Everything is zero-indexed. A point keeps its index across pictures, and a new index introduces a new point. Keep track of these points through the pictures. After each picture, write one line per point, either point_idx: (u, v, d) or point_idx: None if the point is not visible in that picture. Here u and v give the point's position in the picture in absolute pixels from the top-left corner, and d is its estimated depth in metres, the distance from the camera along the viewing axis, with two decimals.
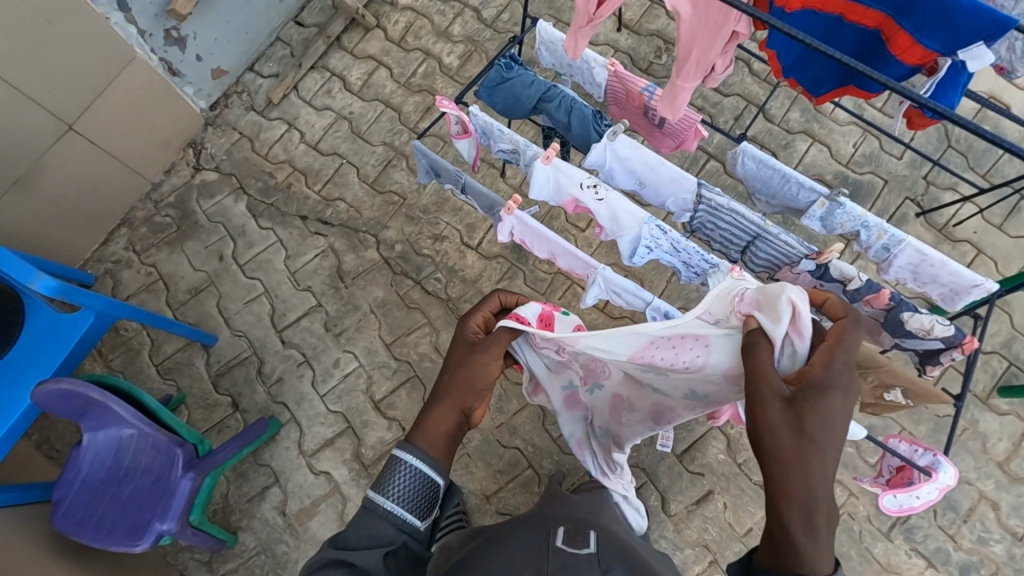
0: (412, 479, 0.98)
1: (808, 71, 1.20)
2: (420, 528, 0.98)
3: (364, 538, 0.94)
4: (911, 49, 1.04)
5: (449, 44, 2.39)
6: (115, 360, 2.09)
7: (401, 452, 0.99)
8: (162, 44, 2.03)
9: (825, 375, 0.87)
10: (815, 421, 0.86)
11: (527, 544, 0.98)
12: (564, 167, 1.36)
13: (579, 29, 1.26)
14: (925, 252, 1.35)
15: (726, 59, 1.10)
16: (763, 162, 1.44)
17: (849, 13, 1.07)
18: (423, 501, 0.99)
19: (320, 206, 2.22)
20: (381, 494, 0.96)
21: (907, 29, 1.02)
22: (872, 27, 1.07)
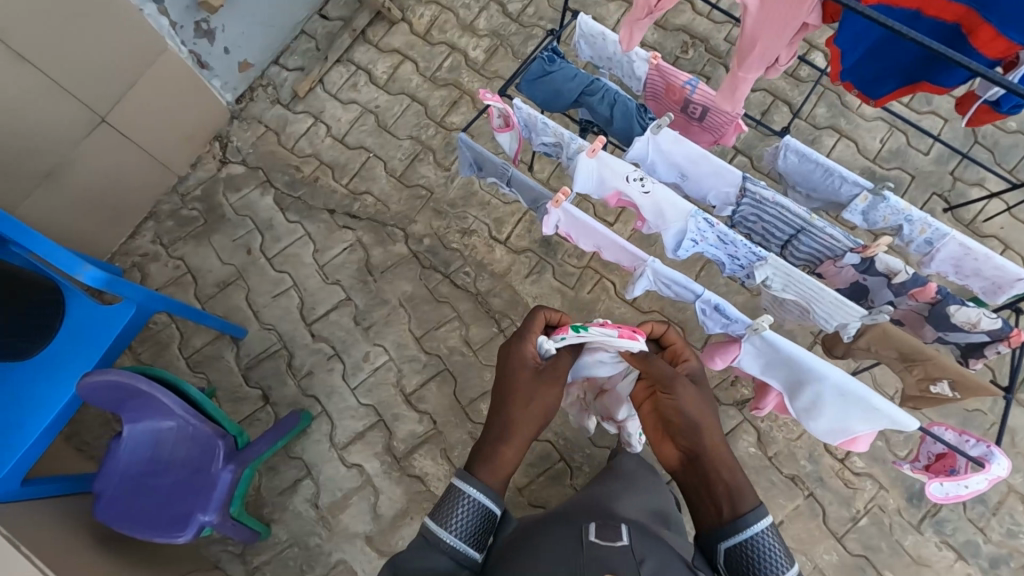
0: (473, 512, 1.03)
1: (872, 71, 1.19)
2: (476, 559, 1.02)
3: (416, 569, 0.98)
4: (993, 42, 1.04)
5: (474, 37, 2.39)
6: (143, 353, 2.08)
7: (461, 483, 1.04)
8: (192, 36, 2.02)
9: (695, 362, 1.22)
10: (703, 392, 1.16)
11: (562, 540, 0.99)
12: (609, 160, 1.37)
13: (637, 21, 1.22)
14: (968, 246, 1.36)
15: (790, 52, 1.10)
16: (805, 156, 1.45)
17: (926, 8, 1.06)
18: (480, 534, 1.03)
19: (347, 199, 2.22)
20: (440, 524, 1.01)
21: (990, 20, 1.02)
22: (951, 21, 1.06)
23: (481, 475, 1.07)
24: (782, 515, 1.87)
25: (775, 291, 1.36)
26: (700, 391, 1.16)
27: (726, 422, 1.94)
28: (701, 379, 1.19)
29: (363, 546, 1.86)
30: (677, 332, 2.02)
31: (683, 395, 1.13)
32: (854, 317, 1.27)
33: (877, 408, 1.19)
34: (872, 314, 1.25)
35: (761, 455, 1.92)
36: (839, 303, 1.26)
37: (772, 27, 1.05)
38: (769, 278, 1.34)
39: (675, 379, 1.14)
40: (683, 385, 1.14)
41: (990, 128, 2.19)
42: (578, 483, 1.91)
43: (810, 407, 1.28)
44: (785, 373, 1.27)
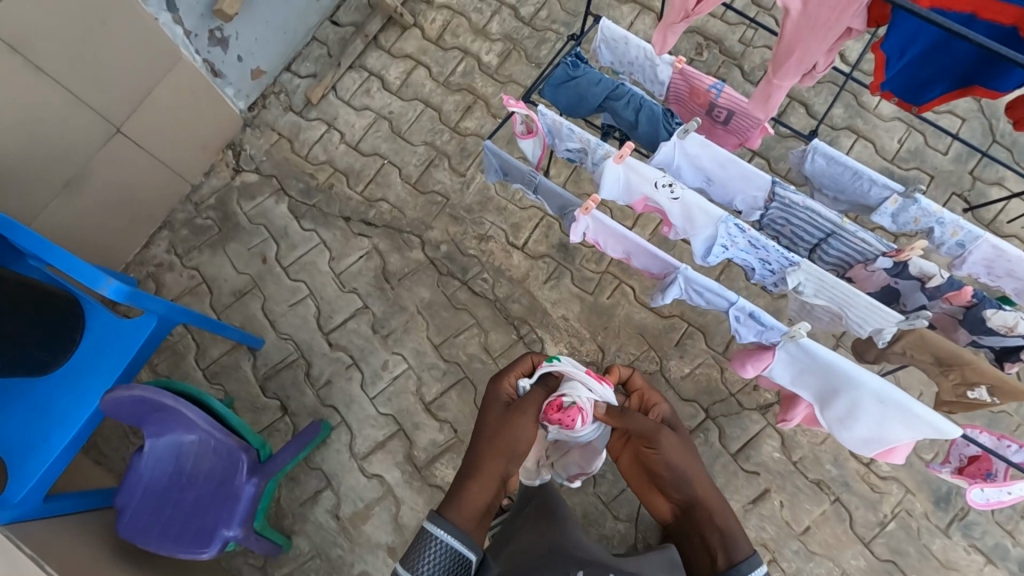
0: (445, 557, 1.01)
1: (920, 74, 1.18)
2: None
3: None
4: None
5: (487, 42, 2.37)
6: (160, 364, 2.07)
7: (430, 526, 1.02)
8: (206, 45, 2.00)
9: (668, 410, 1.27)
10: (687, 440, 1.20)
11: None
12: (637, 165, 1.36)
13: (672, 24, 1.22)
14: (1002, 248, 1.35)
15: (829, 59, 1.07)
16: (834, 159, 1.43)
17: (981, 11, 1.02)
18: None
19: (363, 206, 2.21)
20: (410, 570, 1.00)
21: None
22: (1007, 24, 1.03)
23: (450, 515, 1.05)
24: (808, 520, 1.85)
25: (807, 296, 1.34)
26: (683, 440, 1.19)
27: (750, 427, 1.93)
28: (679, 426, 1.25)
29: (386, 557, 1.84)
30: (698, 336, 2.00)
31: (668, 445, 1.15)
32: (890, 323, 1.25)
33: (918, 417, 1.17)
34: (908, 319, 1.23)
35: (786, 460, 1.90)
36: (875, 309, 1.25)
37: (809, 32, 1.02)
38: (801, 284, 1.32)
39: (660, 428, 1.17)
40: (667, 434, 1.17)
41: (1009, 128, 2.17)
42: (601, 490, 1.90)
43: (846, 416, 1.26)
44: (821, 381, 1.25)
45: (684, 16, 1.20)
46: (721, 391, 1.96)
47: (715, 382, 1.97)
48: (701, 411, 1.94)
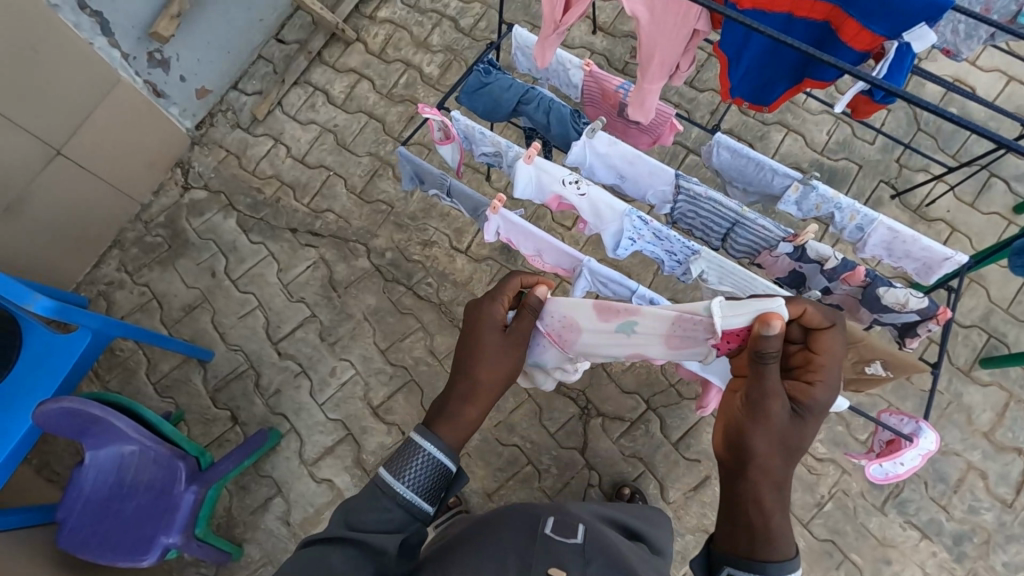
0: (427, 469, 1.03)
1: (762, 75, 1.20)
2: (428, 513, 1.04)
3: (377, 522, 0.99)
4: (859, 36, 1.01)
5: (429, 53, 2.44)
6: (111, 381, 2.10)
7: (419, 438, 1.05)
8: (146, 66, 2.07)
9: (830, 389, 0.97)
10: (805, 430, 0.96)
11: (515, 532, 0.99)
12: (546, 165, 1.41)
13: (545, 39, 1.27)
14: (896, 230, 1.40)
15: (688, 59, 1.16)
16: (738, 152, 1.49)
17: (796, 10, 1.04)
18: (435, 488, 1.05)
19: (309, 218, 2.25)
20: (395, 477, 1.02)
21: (855, 16, 0.99)
22: (820, 19, 1.04)
23: (444, 435, 1.07)
24: None
25: (712, 284, 1.40)
26: (799, 426, 0.95)
27: (689, 417, 1.97)
28: (815, 416, 0.97)
29: None
30: None
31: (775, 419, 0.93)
32: None
33: None
34: None
35: None
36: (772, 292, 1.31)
37: (664, 35, 1.11)
38: (705, 271, 1.38)
39: (775, 398, 0.93)
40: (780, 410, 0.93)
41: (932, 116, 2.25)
42: (546, 485, 1.94)
43: None
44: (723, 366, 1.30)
45: (557, 31, 1.26)
46: (661, 382, 2.00)
47: (655, 374, 2.02)
48: (642, 402, 1.99)
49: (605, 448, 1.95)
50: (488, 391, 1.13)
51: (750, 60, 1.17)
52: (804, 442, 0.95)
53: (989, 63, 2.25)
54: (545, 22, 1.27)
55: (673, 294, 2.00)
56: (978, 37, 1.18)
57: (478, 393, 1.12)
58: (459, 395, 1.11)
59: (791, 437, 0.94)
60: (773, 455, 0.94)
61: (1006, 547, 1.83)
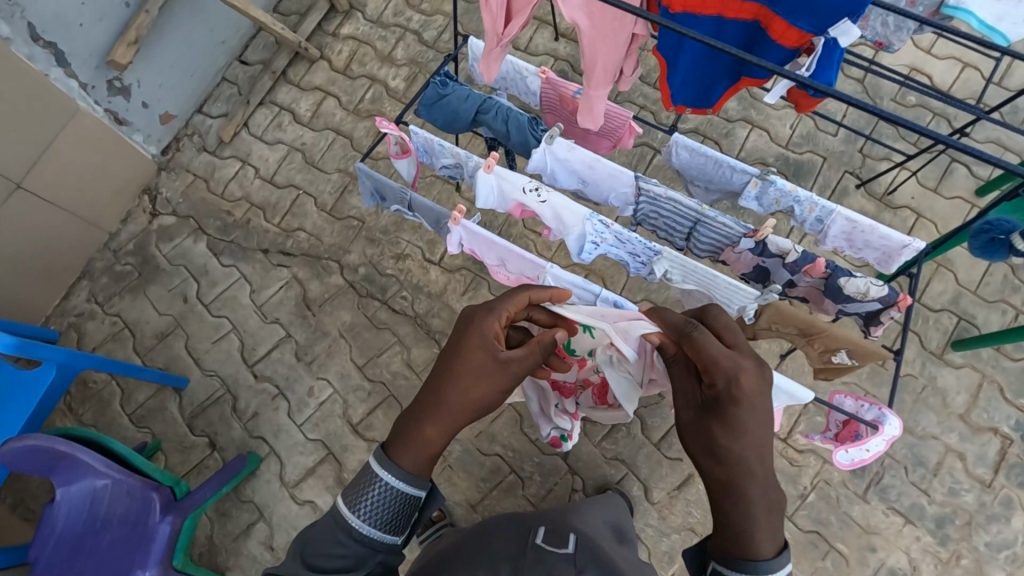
0: (385, 498, 1.00)
1: (705, 74, 1.21)
2: (395, 542, 1.01)
3: (330, 557, 0.97)
4: (788, 32, 1.01)
5: (393, 67, 2.44)
6: (85, 414, 2.06)
7: (376, 466, 1.01)
8: (106, 95, 2.05)
9: (724, 381, 0.95)
10: (718, 424, 0.95)
11: (507, 543, 1.03)
12: (505, 173, 1.41)
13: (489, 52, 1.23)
14: (855, 220, 1.42)
15: (632, 63, 1.17)
16: (696, 151, 1.51)
17: (726, 11, 1.04)
18: (397, 518, 1.01)
19: (280, 237, 2.24)
20: (354, 513, 0.99)
21: (780, 14, 1.00)
22: (749, 19, 1.05)
23: (403, 459, 1.02)
24: None
25: (676, 283, 1.41)
26: (710, 422, 0.96)
27: (669, 416, 1.97)
28: (726, 405, 0.95)
29: None
30: None
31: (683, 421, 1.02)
32: (750, 300, 1.32)
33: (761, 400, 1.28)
34: (763, 295, 1.30)
35: None
36: (734, 288, 1.31)
37: (605, 43, 1.12)
38: (668, 271, 1.39)
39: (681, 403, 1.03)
40: (687, 411, 1.01)
41: (893, 105, 2.28)
42: (530, 493, 1.93)
43: None
44: None
45: (499, 44, 1.22)
46: None
47: None
48: None
49: (588, 452, 1.95)
50: (454, 415, 1.05)
51: (687, 63, 1.19)
52: (753, 453, 0.94)
53: (944, 51, 2.29)
54: (488, 35, 1.23)
55: (646, 295, 2.01)
56: (907, 27, 1.20)
57: (446, 415, 1.04)
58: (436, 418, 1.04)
59: (707, 436, 0.97)
60: (703, 453, 0.97)
61: (987, 527, 1.85)
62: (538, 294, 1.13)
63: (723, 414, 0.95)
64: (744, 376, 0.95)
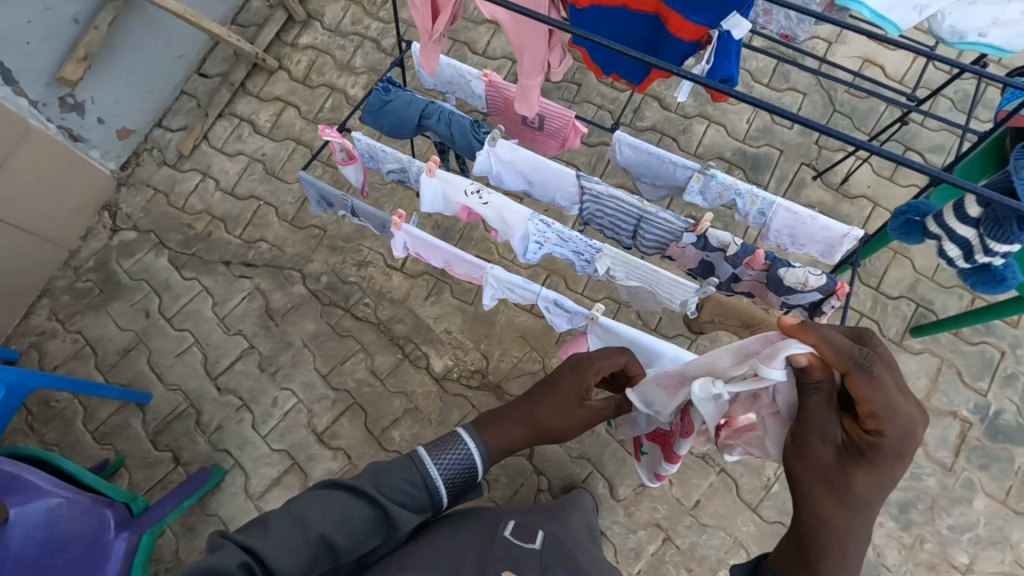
0: (458, 463, 1.09)
1: (623, 64, 1.20)
2: (443, 505, 1.06)
3: (397, 488, 1.01)
4: (684, 27, 0.99)
5: (353, 76, 2.45)
6: (48, 434, 2.05)
7: (467, 434, 1.13)
8: (58, 112, 2.06)
9: (893, 437, 0.82)
10: (855, 479, 0.85)
11: (475, 530, 1.02)
12: (447, 176, 1.41)
13: (424, 50, 1.25)
14: (794, 211, 1.43)
15: (558, 54, 1.19)
16: (638, 148, 1.52)
17: (630, 2, 1.02)
18: (456, 485, 1.09)
19: (242, 249, 2.23)
20: (431, 459, 1.07)
21: (677, 8, 0.97)
22: (651, 12, 1.02)
23: (487, 435, 1.15)
24: (698, 495, 1.90)
25: (620, 280, 1.42)
26: (849, 473, 0.85)
27: None
28: (881, 457, 0.83)
29: None
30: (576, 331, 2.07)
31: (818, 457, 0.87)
32: (690, 293, 1.33)
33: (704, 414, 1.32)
34: (701, 288, 1.31)
35: None
36: (674, 283, 1.32)
37: (528, 35, 1.13)
38: (611, 268, 1.40)
39: (811, 430, 0.87)
40: (824, 448, 0.87)
41: (847, 97, 2.31)
42: (496, 495, 1.93)
43: None
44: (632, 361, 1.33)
45: (431, 39, 1.24)
46: None
47: None
48: None
49: (553, 451, 1.96)
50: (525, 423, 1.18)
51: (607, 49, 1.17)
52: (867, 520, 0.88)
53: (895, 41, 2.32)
54: (421, 31, 1.25)
55: (607, 294, 2.01)
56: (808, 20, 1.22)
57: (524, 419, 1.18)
58: (519, 418, 1.18)
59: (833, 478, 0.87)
60: (811, 491, 0.89)
61: (950, 510, 1.87)
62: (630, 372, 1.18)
63: (868, 468, 0.85)
64: (912, 437, 0.82)
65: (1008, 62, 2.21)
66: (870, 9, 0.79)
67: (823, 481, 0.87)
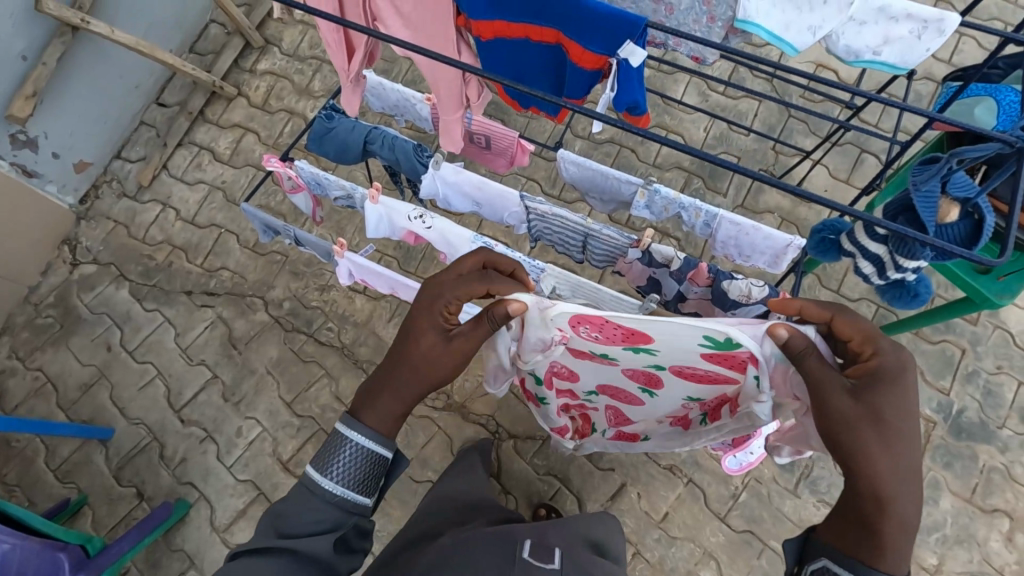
0: (355, 459, 0.96)
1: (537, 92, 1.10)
2: (365, 504, 0.97)
3: (308, 524, 0.94)
4: (584, 57, 0.87)
5: (311, 100, 2.46)
6: (9, 474, 2.02)
7: (345, 429, 0.97)
8: (10, 149, 2.05)
9: (892, 360, 0.84)
10: (881, 409, 0.82)
11: (490, 553, 1.00)
12: (389, 202, 1.41)
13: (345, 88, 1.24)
14: (737, 222, 1.44)
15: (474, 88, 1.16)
16: (582, 165, 1.52)
17: (531, 33, 0.89)
18: (369, 479, 0.97)
19: (203, 278, 2.22)
20: (321, 472, 0.95)
21: (574, 39, 0.85)
22: (552, 43, 0.89)
23: (371, 426, 0.98)
24: (666, 506, 1.89)
25: (567, 298, 1.42)
26: (871, 408, 0.82)
27: None
28: (892, 383, 0.83)
29: None
30: None
31: (842, 409, 0.82)
32: (633, 310, 1.33)
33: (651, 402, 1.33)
34: (643, 305, 1.31)
35: (637, 452, 1.95)
36: (618, 300, 1.32)
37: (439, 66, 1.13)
38: (557, 287, 1.39)
39: (829, 381, 0.83)
40: (841, 395, 0.83)
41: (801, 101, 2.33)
42: None
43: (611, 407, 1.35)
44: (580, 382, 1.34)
45: (349, 80, 1.22)
46: None
47: None
48: None
49: (521, 469, 1.95)
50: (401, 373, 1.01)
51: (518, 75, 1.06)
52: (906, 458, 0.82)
53: None
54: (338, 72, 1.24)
55: None
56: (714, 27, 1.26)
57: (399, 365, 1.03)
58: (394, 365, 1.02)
59: (862, 419, 0.82)
60: (856, 442, 0.81)
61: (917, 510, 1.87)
62: (500, 286, 0.98)
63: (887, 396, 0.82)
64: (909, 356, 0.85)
65: (955, 62, 2.25)
66: (766, 30, 0.82)
67: (861, 460, 0.81)
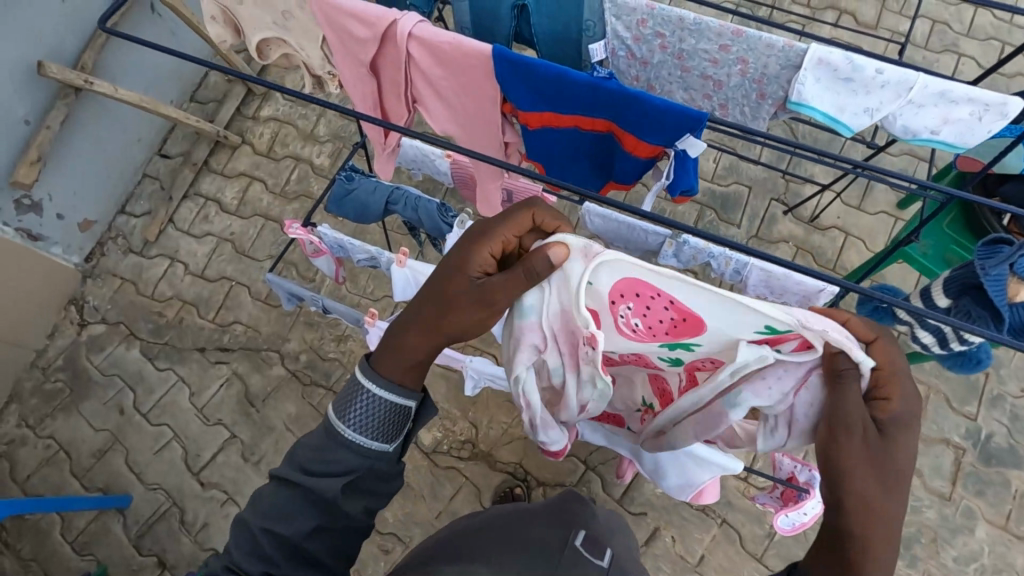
0: (372, 407, 0.85)
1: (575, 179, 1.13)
2: (387, 451, 0.86)
3: (328, 463, 0.83)
4: (639, 147, 0.93)
5: (317, 145, 2.43)
6: (24, 548, 1.96)
7: (362, 376, 0.86)
8: (15, 214, 2.00)
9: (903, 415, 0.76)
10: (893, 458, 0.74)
11: (533, 536, 0.80)
12: (417, 266, 1.39)
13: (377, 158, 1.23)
14: (769, 270, 1.42)
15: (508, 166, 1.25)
16: (607, 217, 1.49)
17: (581, 124, 0.96)
18: (390, 426, 0.86)
19: (216, 333, 2.18)
20: (340, 419, 0.85)
21: (630, 130, 0.91)
22: (605, 132, 0.95)
23: (389, 374, 0.87)
24: (702, 549, 1.87)
25: None
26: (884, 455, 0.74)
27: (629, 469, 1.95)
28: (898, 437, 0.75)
29: None
30: None
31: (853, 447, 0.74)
32: None
33: (705, 454, 1.20)
34: None
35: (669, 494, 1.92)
36: None
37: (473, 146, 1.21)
38: None
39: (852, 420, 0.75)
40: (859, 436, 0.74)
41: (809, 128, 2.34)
42: None
43: (655, 470, 1.28)
44: (624, 441, 1.29)
45: (384, 150, 1.22)
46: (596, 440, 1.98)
47: None
48: (581, 463, 1.97)
49: None
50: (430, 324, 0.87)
51: (559, 161, 1.08)
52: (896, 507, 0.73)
53: None
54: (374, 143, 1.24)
55: None
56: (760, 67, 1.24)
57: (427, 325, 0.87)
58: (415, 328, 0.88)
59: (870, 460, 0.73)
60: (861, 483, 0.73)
61: (953, 541, 1.86)
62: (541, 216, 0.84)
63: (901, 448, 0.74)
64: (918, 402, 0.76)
65: None
66: (821, 112, 0.90)
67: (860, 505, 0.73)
